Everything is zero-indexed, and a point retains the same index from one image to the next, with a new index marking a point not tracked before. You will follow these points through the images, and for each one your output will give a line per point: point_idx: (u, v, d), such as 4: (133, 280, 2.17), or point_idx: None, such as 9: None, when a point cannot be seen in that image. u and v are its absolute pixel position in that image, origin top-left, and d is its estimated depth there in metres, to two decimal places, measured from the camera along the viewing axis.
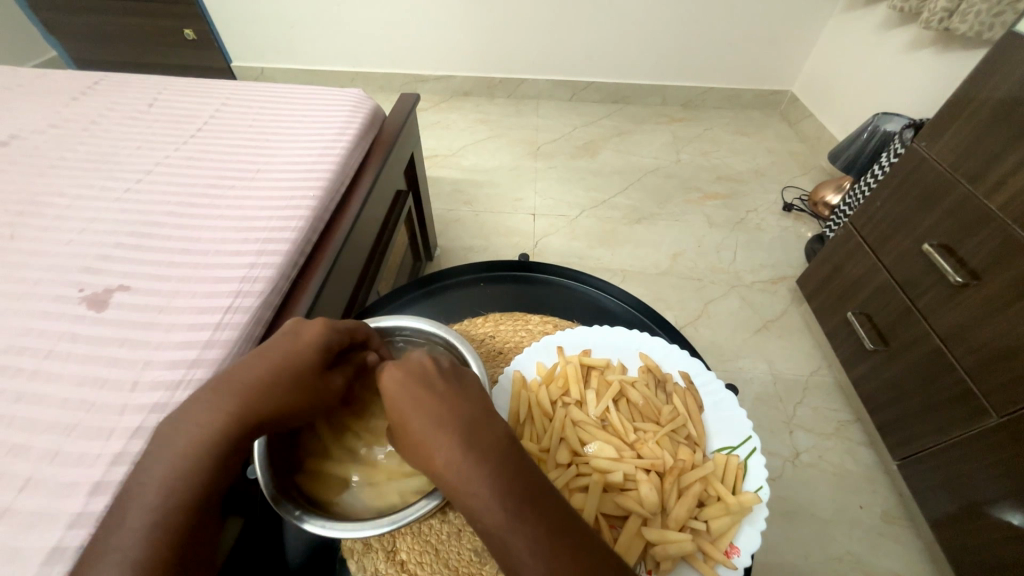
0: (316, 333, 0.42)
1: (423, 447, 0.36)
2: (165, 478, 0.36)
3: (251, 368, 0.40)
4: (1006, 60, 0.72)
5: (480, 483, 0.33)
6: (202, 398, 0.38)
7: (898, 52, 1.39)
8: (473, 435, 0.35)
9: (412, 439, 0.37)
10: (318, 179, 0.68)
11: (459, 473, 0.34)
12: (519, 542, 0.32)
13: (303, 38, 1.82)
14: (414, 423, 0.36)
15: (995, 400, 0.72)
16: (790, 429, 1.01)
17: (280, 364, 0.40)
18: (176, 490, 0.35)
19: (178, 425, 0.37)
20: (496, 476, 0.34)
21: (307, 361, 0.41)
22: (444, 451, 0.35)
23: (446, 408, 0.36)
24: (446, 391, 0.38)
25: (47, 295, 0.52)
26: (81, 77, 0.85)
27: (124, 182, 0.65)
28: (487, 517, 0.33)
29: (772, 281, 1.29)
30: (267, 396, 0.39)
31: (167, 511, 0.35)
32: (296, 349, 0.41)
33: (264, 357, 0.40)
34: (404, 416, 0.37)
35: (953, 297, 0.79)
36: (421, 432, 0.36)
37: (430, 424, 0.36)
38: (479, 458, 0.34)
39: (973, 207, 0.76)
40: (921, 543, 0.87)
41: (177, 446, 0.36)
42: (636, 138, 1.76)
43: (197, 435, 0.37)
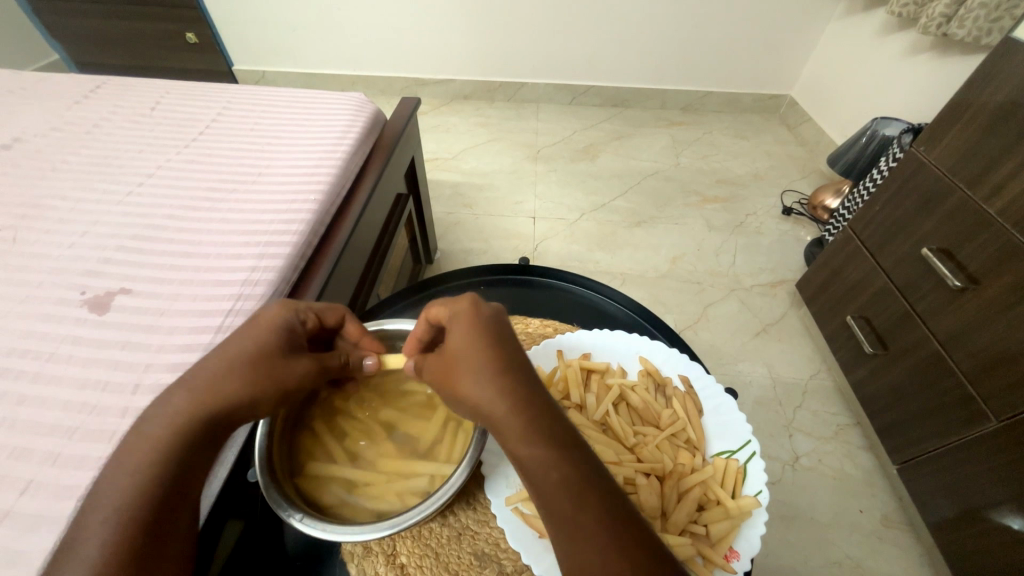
0: (274, 314, 0.43)
1: (487, 397, 0.37)
2: (132, 471, 0.36)
3: (211, 355, 0.40)
4: (1004, 65, 0.73)
5: (548, 435, 0.35)
6: (165, 392, 0.39)
7: (896, 57, 1.40)
8: (538, 393, 0.37)
9: (475, 389, 0.37)
10: (319, 183, 0.68)
11: (528, 423, 0.35)
12: (585, 495, 0.33)
13: (305, 41, 1.82)
14: (481, 373, 0.37)
15: (995, 404, 0.72)
16: (789, 432, 1.01)
17: (239, 347, 0.41)
18: (140, 482, 0.35)
19: (145, 419, 0.38)
20: (561, 432, 0.36)
21: (264, 342, 0.41)
22: (513, 403, 0.36)
23: (514, 363, 0.38)
24: (512, 348, 0.39)
25: (49, 298, 0.52)
26: (84, 80, 0.85)
27: (127, 185, 0.65)
28: (555, 467, 0.34)
29: (771, 284, 1.30)
30: (223, 379, 0.39)
31: (131, 503, 0.35)
32: (255, 332, 0.42)
33: (226, 343, 0.41)
34: (470, 363, 0.38)
35: (952, 301, 0.79)
36: (487, 381, 0.37)
37: (501, 376, 0.37)
38: (546, 415, 0.36)
39: (972, 211, 0.77)
40: (920, 547, 0.87)
41: (144, 439, 0.37)
42: (636, 142, 1.77)
43: (161, 426, 0.37)
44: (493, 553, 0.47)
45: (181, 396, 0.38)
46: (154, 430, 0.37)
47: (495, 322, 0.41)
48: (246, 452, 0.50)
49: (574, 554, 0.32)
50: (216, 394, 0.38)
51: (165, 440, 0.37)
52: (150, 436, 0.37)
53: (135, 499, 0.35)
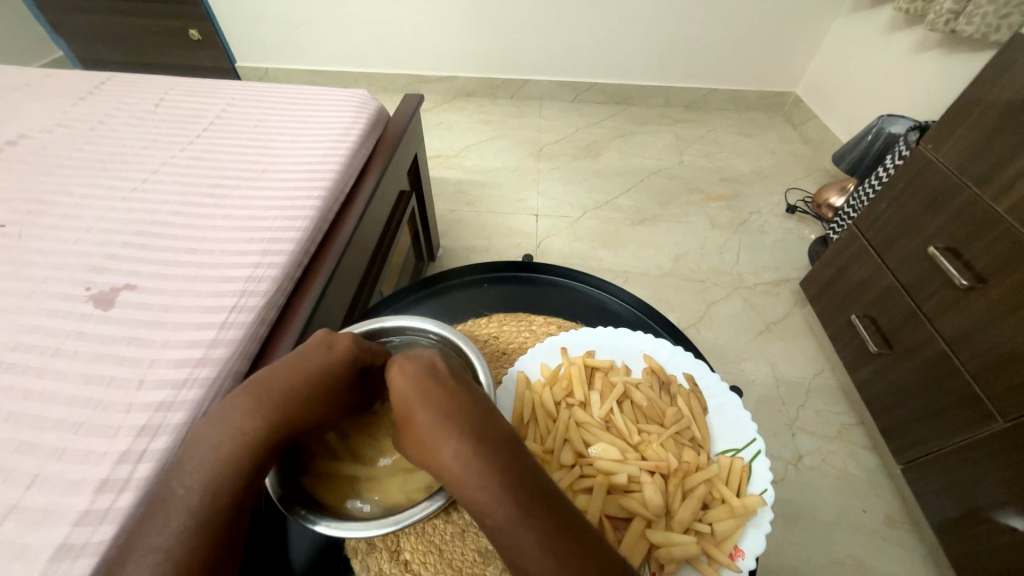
0: (348, 348, 0.43)
1: (426, 443, 0.37)
2: (198, 485, 0.36)
3: (283, 378, 0.41)
4: (1014, 62, 0.72)
5: (484, 477, 0.34)
6: (235, 409, 0.39)
7: (903, 54, 1.38)
8: (473, 430, 0.36)
9: (416, 435, 0.38)
10: (323, 179, 0.68)
11: (463, 468, 0.35)
12: (527, 536, 0.33)
13: (307, 38, 1.82)
14: (416, 419, 0.38)
15: (1000, 404, 0.72)
16: (792, 432, 1.01)
17: (313, 376, 0.41)
18: (208, 503, 0.36)
19: (209, 433, 0.38)
20: (497, 470, 0.34)
21: (336, 374, 0.42)
22: (447, 447, 0.36)
23: (448, 401, 0.38)
24: (452, 396, 0.38)
25: (54, 294, 0.52)
26: (87, 77, 0.85)
27: (131, 181, 0.65)
28: (496, 513, 0.34)
29: (775, 283, 1.29)
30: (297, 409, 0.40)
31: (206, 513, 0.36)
32: (327, 361, 0.42)
33: (297, 367, 0.42)
34: (408, 411, 0.38)
35: (959, 300, 0.79)
36: (424, 426, 0.37)
37: (434, 418, 0.37)
38: (483, 453, 0.35)
39: (980, 210, 0.76)
40: (924, 548, 0.87)
41: (208, 456, 0.37)
42: (640, 139, 1.76)
43: (228, 445, 0.38)
44: (497, 550, 0.47)
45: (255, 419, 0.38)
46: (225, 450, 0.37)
47: (426, 364, 0.41)
48: None
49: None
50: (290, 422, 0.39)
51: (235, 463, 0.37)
52: (219, 454, 0.37)
53: (200, 517, 0.36)
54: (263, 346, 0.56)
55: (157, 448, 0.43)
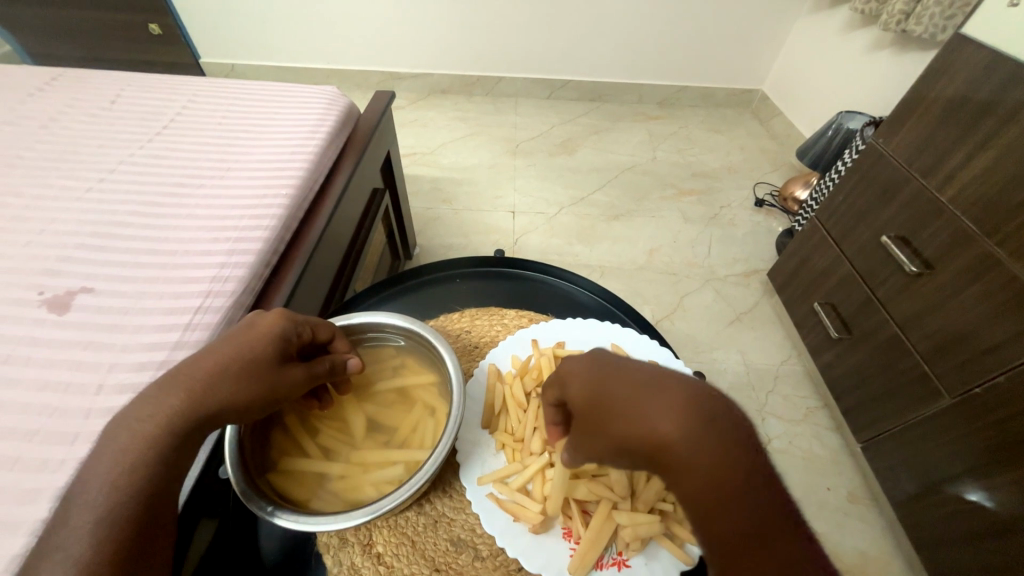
0: (272, 321, 0.42)
1: (640, 427, 0.33)
2: (105, 479, 0.35)
3: (208, 357, 0.39)
4: (954, 61, 0.77)
5: (721, 472, 0.31)
6: (151, 391, 0.37)
7: (860, 53, 1.44)
8: (699, 418, 0.32)
9: (623, 426, 0.34)
10: (290, 177, 0.67)
11: (699, 457, 0.31)
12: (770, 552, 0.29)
13: (276, 35, 1.78)
14: (617, 407, 0.35)
15: (949, 382, 0.76)
16: (761, 416, 1.05)
17: (239, 352, 0.40)
18: (127, 484, 0.34)
19: (123, 419, 0.36)
20: (734, 466, 0.31)
21: (262, 348, 0.41)
22: (668, 429, 0.32)
23: (658, 386, 0.35)
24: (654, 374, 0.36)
25: (4, 298, 0.50)
26: (38, 72, 0.82)
27: (86, 181, 0.63)
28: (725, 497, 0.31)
29: (744, 274, 1.33)
30: (221, 385, 0.38)
31: (113, 507, 0.34)
32: (251, 337, 0.41)
33: (225, 344, 0.40)
34: (612, 400, 0.35)
35: (909, 286, 0.83)
36: (628, 415, 0.34)
37: (651, 402, 0.33)
38: (716, 446, 0.31)
39: (926, 199, 0.80)
40: (884, 521, 0.92)
41: (120, 444, 0.35)
42: (614, 136, 1.78)
43: (143, 433, 0.36)
44: (469, 539, 0.48)
45: (175, 396, 0.37)
46: (140, 432, 0.36)
47: (618, 363, 0.39)
48: (218, 448, 0.50)
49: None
50: (212, 398, 0.38)
51: (153, 443, 0.36)
52: (134, 437, 0.36)
53: (116, 508, 0.34)
54: None
55: None
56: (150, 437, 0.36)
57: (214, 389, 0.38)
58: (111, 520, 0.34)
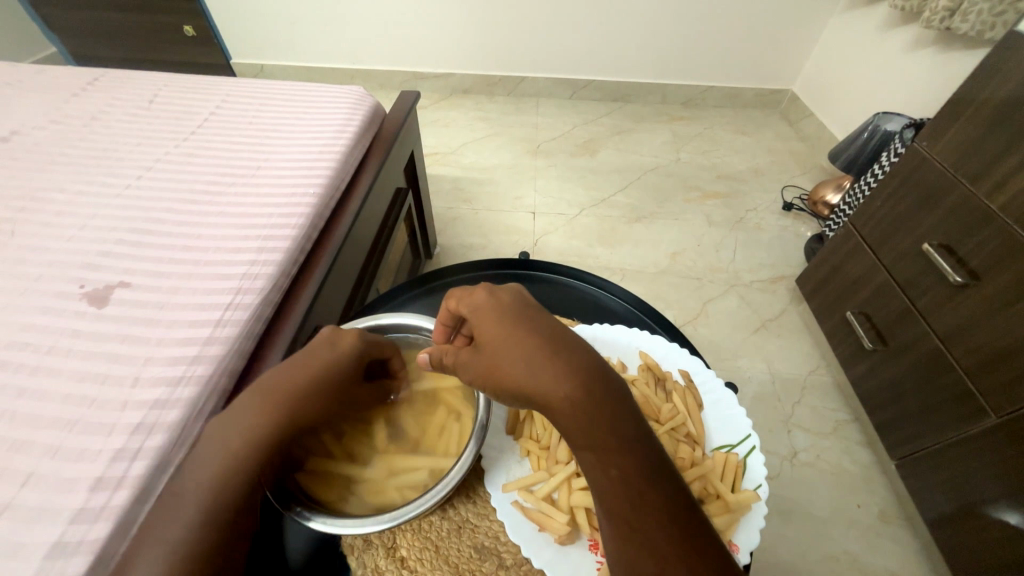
0: (352, 343, 0.45)
1: (535, 383, 0.36)
2: (202, 491, 0.38)
3: (292, 379, 0.42)
4: (1007, 61, 0.73)
5: (602, 418, 0.36)
6: (246, 409, 0.41)
7: (898, 51, 1.39)
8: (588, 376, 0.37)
9: (522, 378, 0.37)
10: (318, 177, 0.68)
11: (585, 413, 0.36)
12: (635, 483, 0.35)
13: (303, 35, 1.81)
14: (522, 360, 0.37)
15: (994, 400, 0.72)
16: (788, 428, 1.02)
17: (326, 372, 0.43)
18: (220, 499, 0.38)
19: (219, 435, 0.40)
20: (613, 414, 0.37)
21: (344, 372, 0.44)
22: (563, 386, 0.36)
23: (554, 342, 0.38)
24: (545, 329, 0.39)
25: (47, 291, 0.52)
26: (81, 73, 0.85)
27: (125, 178, 0.65)
28: (617, 462, 0.36)
29: (771, 280, 1.30)
30: (309, 406, 0.42)
31: (209, 520, 0.38)
32: (333, 359, 0.44)
33: (311, 362, 0.43)
34: (516, 353, 0.37)
35: (952, 297, 0.79)
36: (529, 369, 0.37)
37: (549, 373, 0.36)
38: (597, 400, 0.36)
39: (974, 207, 0.76)
40: (918, 542, 0.88)
41: (218, 457, 0.39)
42: (636, 137, 1.76)
43: (236, 450, 0.39)
44: (493, 547, 0.47)
45: (268, 415, 0.40)
46: (233, 448, 0.39)
47: (517, 311, 0.40)
48: None
49: (626, 549, 0.34)
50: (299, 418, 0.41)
51: (246, 461, 0.39)
52: (227, 452, 0.39)
53: (211, 521, 0.38)
54: (259, 343, 0.55)
55: (152, 445, 0.43)
56: (242, 452, 0.39)
57: (301, 411, 0.42)
58: (204, 526, 0.37)
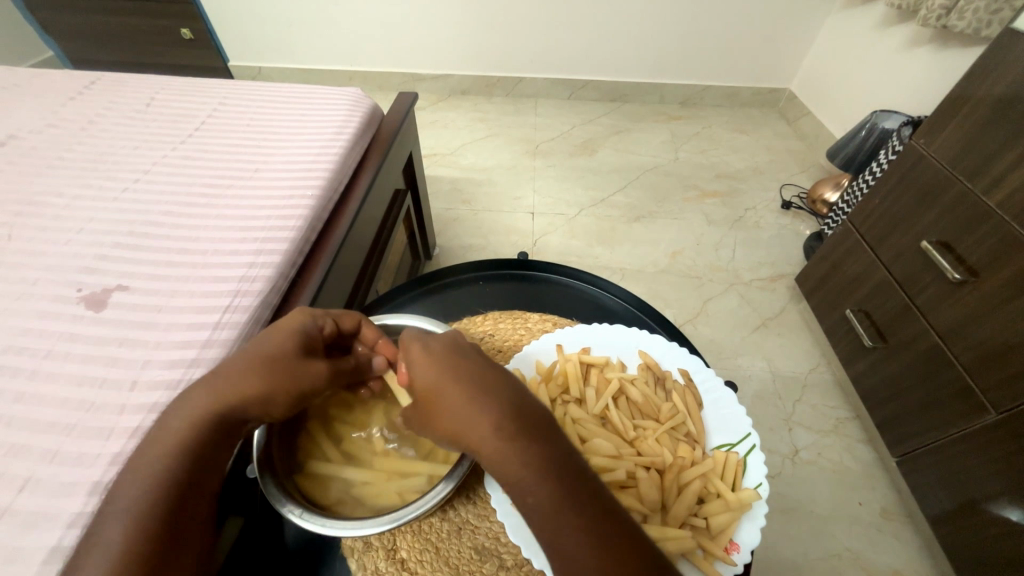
0: (295, 320, 0.44)
1: (458, 422, 0.38)
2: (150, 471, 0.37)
3: (235, 357, 0.41)
4: (1003, 58, 0.73)
5: (522, 457, 0.36)
6: (189, 390, 0.40)
7: (896, 49, 1.39)
8: (509, 414, 0.37)
9: (448, 420, 0.38)
10: (316, 178, 0.68)
11: (504, 449, 0.36)
12: (562, 517, 0.34)
13: (301, 38, 1.82)
14: (448, 406, 0.38)
15: (994, 396, 0.72)
16: (788, 426, 1.01)
17: (265, 347, 0.41)
18: (161, 481, 0.36)
19: (168, 419, 0.39)
20: (536, 449, 0.36)
21: (285, 347, 0.42)
22: (486, 427, 0.37)
23: (478, 385, 0.39)
24: (469, 368, 0.40)
25: (44, 295, 0.52)
26: (78, 77, 0.85)
27: (122, 182, 0.65)
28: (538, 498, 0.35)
29: (770, 279, 1.30)
30: (246, 380, 0.40)
31: (152, 497, 0.36)
32: (274, 336, 0.42)
33: (255, 342, 0.42)
34: (444, 399, 0.39)
35: (952, 294, 0.79)
36: (455, 413, 0.38)
37: (467, 411, 0.37)
38: (519, 437, 0.36)
39: (972, 203, 0.76)
40: (919, 539, 0.88)
41: (165, 437, 0.38)
42: (635, 136, 1.76)
43: (182, 429, 0.38)
44: (493, 547, 0.47)
45: (205, 394, 0.39)
46: (179, 427, 0.38)
47: (446, 353, 0.41)
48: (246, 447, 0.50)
49: None
50: (234, 394, 0.39)
51: (190, 437, 0.38)
52: (172, 430, 0.38)
53: (155, 498, 0.36)
54: None
55: None
56: (186, 430, 0.38)
57: (237, 387, 0.39)
58: (148, 503, 0.36)
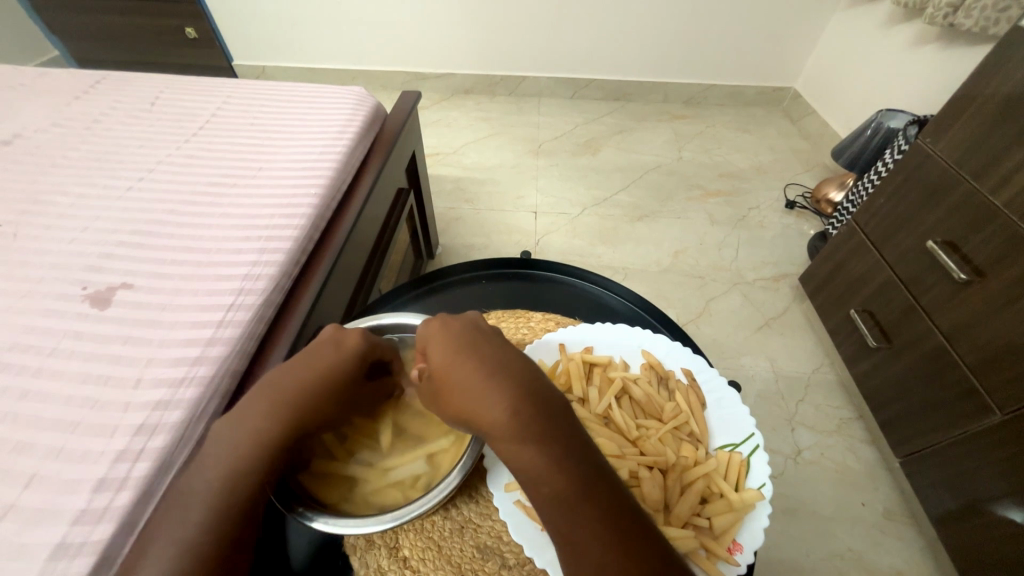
0: (355, 344, 0.46)
1: (476, 408, 0.38)
2: (211, 482, 0.39)
3: (299, 376, 0.43)
4: (1011, 56, 0.72)
5: (530, 439, 0.36)
6: (255, 403, 0.42)
7: (901, 48, 1.38)
8: (531, 401, 0.38)
9: (460, 403, 0.39)
10: (320, 177, 0.68)
11: (514, 436, 0.37)
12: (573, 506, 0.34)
13: (304, 37, 1.82)
14: (465, 383, 0.39)
15: (999, 398, 0.71)
16: (791, 426, 1.01)
17: (330, 370, 0.44)
18: (228, 495, 0.38)
19: (231, 431, 0.41)
20: (542, 431, 0.37)
21: (347, 370, 0.45)
22: (490, 396, 0.38)
23: (503, 368, 0.40)
24: (489, 355, 0.41)
25: (50, 292, 0.52)
26: (83, 75, 0.85)
27: (127, 180, 0.65)
28: (545, 480, 0.35)
29: (774, 279, 1.29)
30: (315, 398, 0.43)
31: (218, 512, 0.38)
32: (337, 358, 0.45)
33: (316, 362, 0.45)
34: (453, 372, 0.40)
35: (957, 295, 0.79)
36: (474, 391, 0.38)
37: (483, 397, 0.38)
38: (534, 423, 0.37)
39: (978, 203, 0.76)
40: (922, 541, 0.87)
41: (229, 450, 0.40)
42: (638, 135, 1.75)
43: (247, 443, 0.40)
44: (496, 546, 0.47)
45: (275, 411, 0.41)
46: (244, 440, 0.40)
47: (468, 340, 0.42)
48: None
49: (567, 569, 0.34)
50: (307, 412, 0.42)
51: (256, 453, 0.40)
52: (238, 445, 0.40)
53: (222, 512, 0.38)
54: (261, 344, 0.55)
55: (155, 446, 0.43)
56: (252, 446, 0.40)
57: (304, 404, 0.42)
58: (214, 519, 0.38)
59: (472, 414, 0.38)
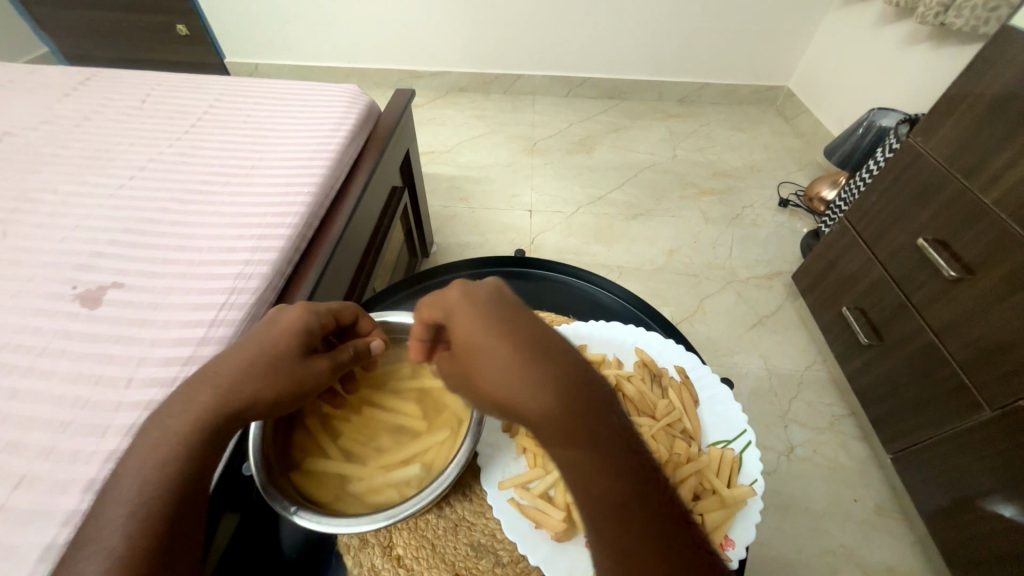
0: (294, 317, 0.43)
1: (513, 394, 0.34)
2: (146, 474, 0.37)
3: (232, 356, 0.41)
4: (1001, 55, 0.73)
5: (578, 434, 0.33)
6: (184, 389, 0.40)
7: (894, 46, 1.39)
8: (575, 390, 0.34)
9: (494, 386, 0.35)
10: (312, 176, 0.67)
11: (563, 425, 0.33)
12: (626, 506, 0.32)
13: (298, 35, 1.81)
14: (499, 369, 0.35)
15: (989, 394, 0.72)
16: (784, 423, 1.02)
17: (263, 348, 0.41)
18: (159, 485, 0.36)
19: (159, 417, 0.39)
20: (590, 422, 0.33)
21: (286, 346, 0.42)
22: (531, 381, 0.34)
23: (542, 351, 0.35)
24: (529, 330, 0.37)
25: (39, 292, 0.52)
26: (73, 72, 0.84)
27: (117, 178, 0.64)
28: (592, 479, 0.32)
29: (767, 277, 1.30)
30: (249, 377, 0.40)
31: (149, 503, 0.36)
32: (274, 334, 0.42)
33: (252, 341, 0.42)
34: (486, 353, 0.36)
35: (947, 292, 0.80)
36: (514, 377, 0.34)
37: (526, 383, 0.34)
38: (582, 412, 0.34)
39: (968, 201, 0.77)
40: (913, 536, 0.88)
41: (158, 438, 0.38)
42: (632, 134, 1.76)
43: (179, 429, 0.38)
44: (489, 544, 0.47)
45: (206, 396, 0.39)
46: (172, 427, 0.38)
47: (503, 315, 0.38)
48: (240, 445, 0.50)
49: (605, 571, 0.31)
50: (240, 392, 0.39)
51: (183, 439, 0.38)
52: (166, 432, 0.38)
53: (151, 502, 0.36)
54: None
55: None
56: (182, 431, 0.38)
57: (244, 384, 0.40)
58: (146, 510, 0.35)
59: (508, 399, 0.35)
